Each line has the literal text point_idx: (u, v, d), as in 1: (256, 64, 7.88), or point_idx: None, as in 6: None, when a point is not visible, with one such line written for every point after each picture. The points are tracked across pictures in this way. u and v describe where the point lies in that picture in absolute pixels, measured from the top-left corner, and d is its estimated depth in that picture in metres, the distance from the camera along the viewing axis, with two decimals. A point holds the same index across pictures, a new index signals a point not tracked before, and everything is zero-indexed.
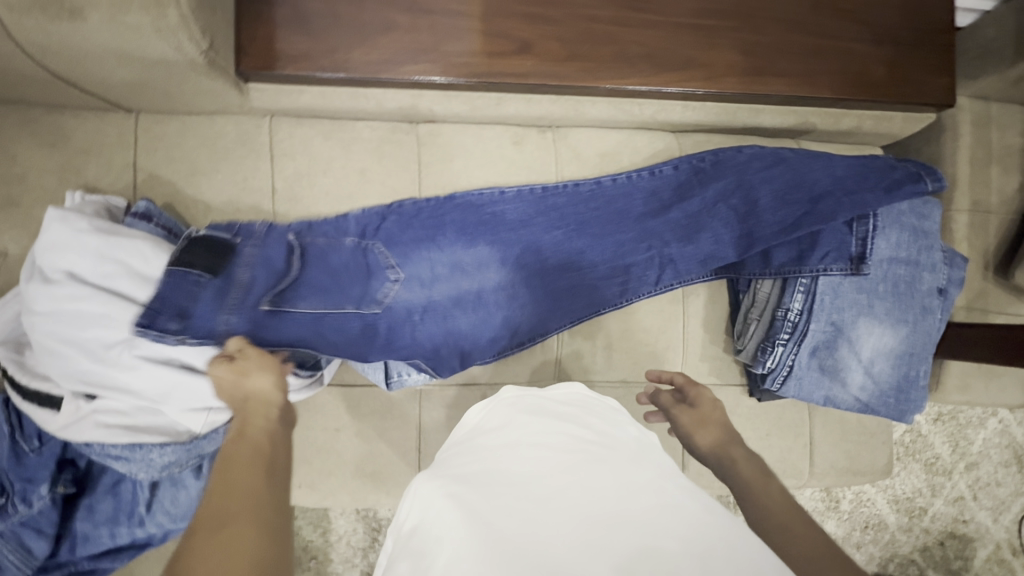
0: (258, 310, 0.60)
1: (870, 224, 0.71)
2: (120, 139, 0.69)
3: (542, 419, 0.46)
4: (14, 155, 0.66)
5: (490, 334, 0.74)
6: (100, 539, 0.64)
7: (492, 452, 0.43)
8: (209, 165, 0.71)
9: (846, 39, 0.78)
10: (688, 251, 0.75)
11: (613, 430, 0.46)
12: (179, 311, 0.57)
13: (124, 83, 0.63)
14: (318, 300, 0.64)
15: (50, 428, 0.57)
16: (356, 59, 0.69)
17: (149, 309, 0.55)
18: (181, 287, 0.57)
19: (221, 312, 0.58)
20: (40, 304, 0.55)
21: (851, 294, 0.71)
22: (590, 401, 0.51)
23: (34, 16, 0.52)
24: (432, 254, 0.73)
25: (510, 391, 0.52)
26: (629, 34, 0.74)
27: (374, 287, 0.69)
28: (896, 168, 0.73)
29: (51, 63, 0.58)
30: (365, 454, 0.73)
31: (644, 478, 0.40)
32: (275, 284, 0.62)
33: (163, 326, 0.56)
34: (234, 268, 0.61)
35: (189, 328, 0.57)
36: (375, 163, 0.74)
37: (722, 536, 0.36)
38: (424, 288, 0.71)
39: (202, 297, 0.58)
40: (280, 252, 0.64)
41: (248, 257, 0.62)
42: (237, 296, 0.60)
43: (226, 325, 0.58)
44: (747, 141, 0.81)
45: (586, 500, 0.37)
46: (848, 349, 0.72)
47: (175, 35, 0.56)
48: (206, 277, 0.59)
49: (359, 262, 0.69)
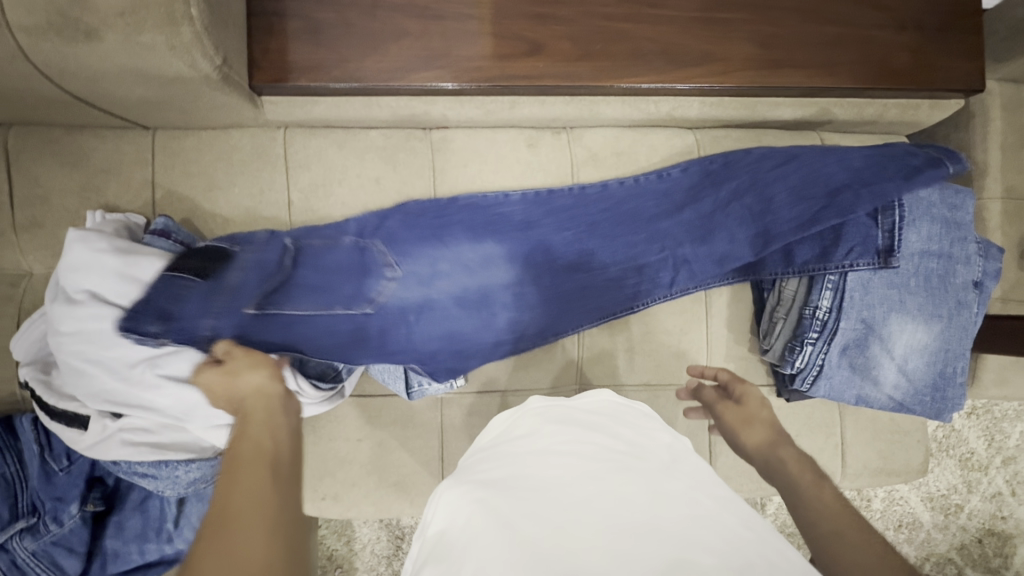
0: (245, 313, 0.58)
1: (896, 215, 0.68)
2: (138, 157, 0.70)
3: (571, 427, 0.45)
4: (36, 177, 0.67)
5: (493, 337, 0.72)
6: (129, 556, 0.64)
7: (518, 459, 0.42)
8: (226, 179, 0.71)
9: (867, 26, 0.76)
10: (701, 252, 0.75)
11: (644, 440, 0.45)
12: (161, 313, 0.56)
13: (141, 101, 0.63)
14: (304, 302, 0.62)
15: (78, 447, 0.58)
16: (368, 67, 0.69)
17: (131, 313, 0.56)
18: (167, 291, 0.57)
19: (206, 314, 0.57)
20: (65, 324, 0.55)
21: (881, 289, 0.69)
22: (620, 409, 0.50)
23: (51, 39, 0.53)
24: (433, 252, 0.71)
25: (535, 401, 0.51)
26: (642, 31, 0.73)
27: (369, 286, 0.66)
28: (916, 154, 0.71)
29: (68, 85, 0.59)
30: (387, 464, 0.73)
31: (676, 490, 0.39)
32: (263, 286, 0.61)
33: (143, 329, 0.56)
34: (227, 272, 0.60)
35: (172, 330, 0.56)
36: (389, 170, 0.73)
37: (756, 551, 0.35)
38: (422, 285, 0.70)
39: (187, 299, 0.57)
40: (274, 255, 0.64)
41: (243, 260, 0.62)
42: (223, 301, 0.58)
43: (209, 329, 0.57)
44: (767, 135, 0.78)
45: (616, 508, 0.36)
46: (879, 346, 0.69)
47: (189, 51, 0.56)
48: (196, 280, 0.58)
49: (356, 261, 0.67)
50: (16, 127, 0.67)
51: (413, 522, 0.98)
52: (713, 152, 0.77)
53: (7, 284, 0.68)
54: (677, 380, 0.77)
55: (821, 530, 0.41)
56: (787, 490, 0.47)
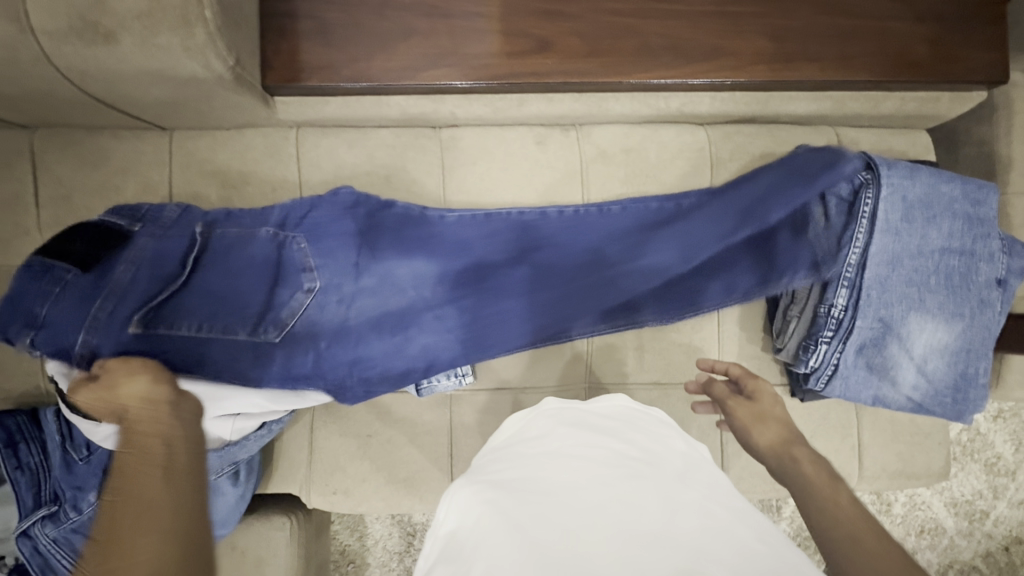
0: (126, 332, 0.57)
1: (871, 205, 0.66)
2: (155, 157, 0.72)
3: (583, 431, 0.45)
4: (60, 178, 0.70)
5: (404, 364, 0.69)
6: None
7: (530, 460, 0.43)
8: (239, 178, 0.73)
9: (884, 17, 0.74)
10: (641, 278, 0.73)
11: (658, 447, 0.44)
12: (31, 318, 0.56)
13: (158, 103, 0.65)
14: (203, 319, 0.61)
15: (94, 438, 0.59)
16: (378, 67, 0.70)
17: (7, 317, 0.56)
18: (36, 288, 0.57)
19: (80, 323, 0.56)
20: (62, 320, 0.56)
21: (900, 287, 0.66)
22: (636, 415, 0.49)
23: (73, 43, 0.54)
24: (360, 262, 0.69)
25: (550, 403, 0.51)
26: (652, 26, 0.72)
27: (283, 302, 0.66)
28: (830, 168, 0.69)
29: (89, 87, 0.61)
30: (397, 460, 0.74)
31: (688, 499, 0.38)
32: (155, 290, 0.60)
33: (19, 336, 0.56)
34: (113, 266, 0.59)
35: (45, 337, 0.56)
36: (398, 168, 0.74)
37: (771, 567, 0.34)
38: (342, 305, 0.68)
39: (58, 300, 0.57)
40: (179, 246, 0.63)
41: (139, 251, 0.61)
42: (104, 306, 0.57)
43: (82, 342, 0.56)
44: (781, 130, 0.77)
45: (627, 516, 0.36)
46: (898, 346, 0.67)
47: (203, 53, 0.57)
48: (74, 271, 0.58)
49: (274, 261, 0.67)
50: (44, 130, 0.71)
51: (424, 519, 0.99)
52: (724, 148, 0.76)
53: None
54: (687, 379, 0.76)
55: (838, 545, 0.40)
56: (802, 495, 0.45)
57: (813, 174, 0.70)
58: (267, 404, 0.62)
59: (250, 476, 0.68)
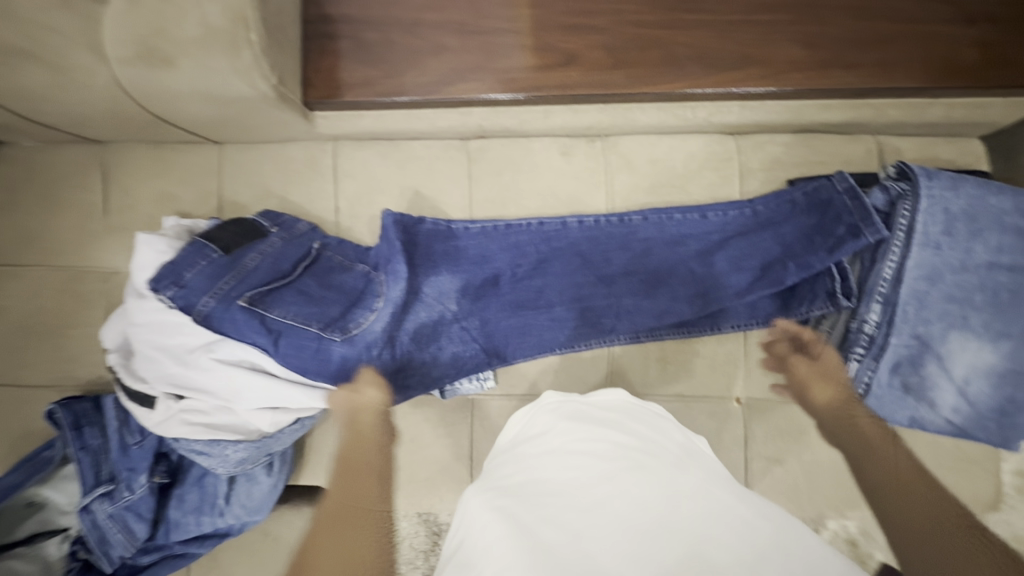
0: (235, 304, 0.61)
1: (908, 220, 0.63)
2: (209, 168, 0.79)
3: (584, 425, 0.47)
4: (129, 188, 0.79)
5: (439, 371, 0.71)
6: (188, 526, 0.70)
7: (535, 461, 0.45)
8: (283, 189, 0.78)
9: (929, 22, 0.71)
10: (645, 305, 0.74)
11: (658, 436, 0.47)
12: (175, 278, 0.61)
13: (211, 119, 0.71)
14: (294, 309, 0.64)
15: (148, 424, 0.66)
16: (410, 83, 0.73)
17: (157, 275, 0.61)
18: (192, 256, 0.63)
19: (208, 290, 0.61)
20: (139, 316, 0.65)
21: (939, 304, 0.63)
22: (633, 408, 0.51)
23: (138, 67, 0.61)
24: (426, 288, 0.71)
25: (551, 397, 0.54)
26: (677, 37, 0.72)
27: (352, 314, 0.67)
28: (867, 194, 0.66)
29: (152, 107, 0.67)
30: (422, 459, 0.77)
31: (688, 486, 0.40)
32: (269, 280, 0.65)
33: (162, 290, 0.61)
34: (247, 253, 0.66)
35: (179, 297, 0.61)
36: (428, 179, 0.78)
37: (771, 537, 0.36)
38: (399, 318, 0.68)
39: (201, 271, 0.62)
40: (295, 254, 0.69)
41: (269, 247, 0.68)
42: (228, 283, 0.62)
43: (203, 307, 0.61)
44: (815, 140, 0.75)
45: (629, 506, 0.38)
46: (936, 365, 0.64)
47: (249, 73, 0.62)
48: (220, 253, 0.64)
49: (359, 288, 0.69)
50: (114, 144, 0.79)
51: None
52: (754, 158, 0.75)
53: (99, 279, 0.79)
54: (710, 391, 0.76)
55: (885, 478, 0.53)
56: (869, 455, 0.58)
57: (834, 201, 0.68)
58: (304, 401, 0.65)
59: (283, 467, 0.72)
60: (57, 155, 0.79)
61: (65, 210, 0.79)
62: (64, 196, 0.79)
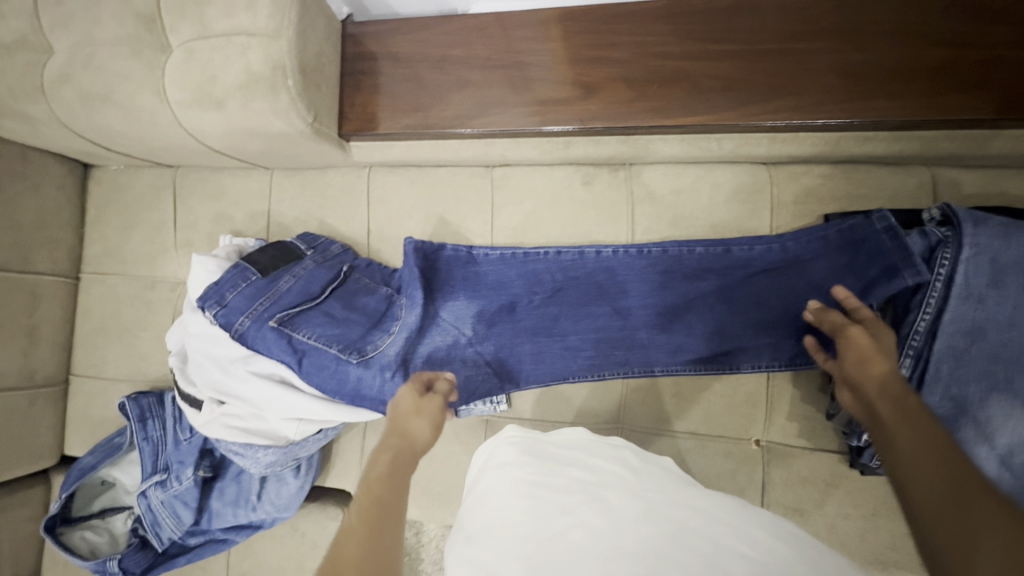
0: (268, 325, 0.68)
1: (947, 270, 0.58)
2: (259, 192, 0.87)
3: (544, 463, 0.49)
4: (193, 208, 0.88)
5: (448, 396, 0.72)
6: (226, 516, 0.78)
7: (500, 499, 0.46)
8: (322, 212, 0.85)
9: (994, 46, 0.64)
10: (660, 339, 0.72)
11: (609, 464, 0.48)
12: (219, 298, 0.69)
13: (259, 151, 0.78)
14: (319, 330, 0.70)
15: (196, 423, 0.75)
16: (434, 115, 0.77)
17: (204, 295, 0.68)
18: (234, 278, 0.70)
19: (245, 311, 0.68)
20: (193, 327, 0.74)
21: (979, 363, 0.57)
22: (592, 442, 0.54)
23: (192, 108, 0.69)
24: (444, 313, 0.75)
25: (516, 433, 0.56)
26: (703, 68, 0.70)
27: (371, 336, 0.72)
28: (910, 235, 0.61)
29: (207, 141, 0.75)
30: (439, 473, 0.81)
31: (636, 508, 0.40)
32: (298, 303, 0.71)
33: (207, 309, 0.68)
34: (283, 276, 0.73)
35: (221, 315, 0.68)
36: (452, 206, 0.81)
37: (714, 538, 0.36)
38: (414, 341, 0.72)
39: (242, 291, 0.70)
40: (324, 276, 0.74)
41: (301, 270, 0.74)
42: (263, 305, 0.69)
43: (240, 326, 0.68)
44: (855, 174, 0.70)
45: (583, 533, 0.38)
46: (974, 431, 0.57)
47: (287, 113, 0.68)
48: (257, 276, 0.71)
49: (380, 310, 0.74)
50: (183, 169, 0.89)
51: None
52: (786, 190, 0.72)
53: (168, 288, 0.90)
54: (727, 432, 0.73)
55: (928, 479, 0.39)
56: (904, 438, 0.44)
57: (869, 239, 0.63)
58: (323, 413, 0.70)
59: (310, 471, 0.78)
60: (136, 178, 0.90)
61: (140, 227, 0.90)
62: (139, 214, 0.90)
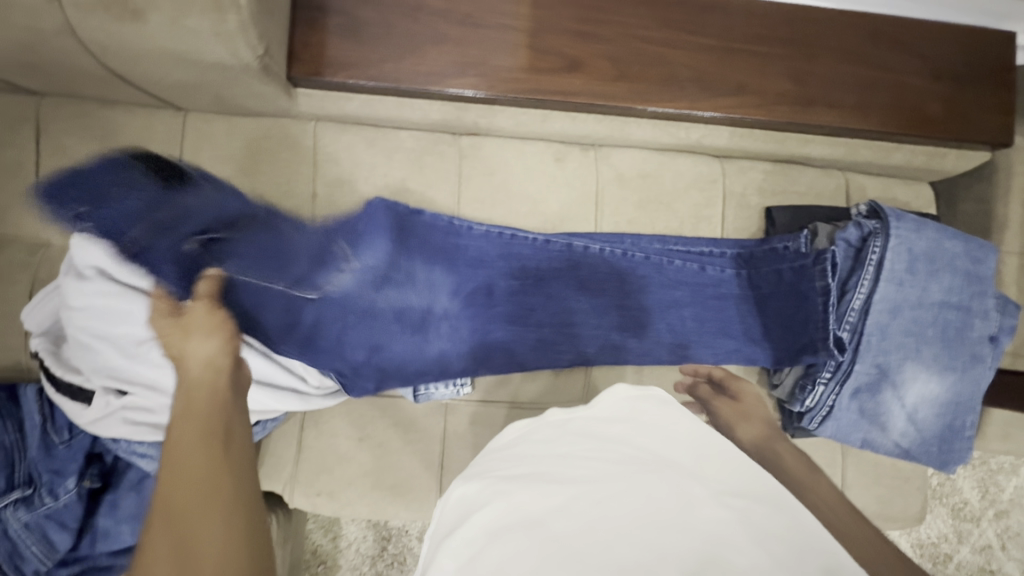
0: (169, 242, 0.51)
1: (877, 255, 0.67)
2: (166, 136, 0.70)
3: (590, 440, 0.43)
4: (67, 147, 0.69)
5: (418, 364, 0.69)
6: (121, 535, 0.62)
7: (541, 460, 0.42)
8: (253, 165, 0.72)
9: (901, 72, 0.76)
10: (633, 322, 0.74)
11: (666, 439, 0.42)
12: (89, 192, 0.51)
13: (180, 82, 0.63)
14: (250, 266, 0.56)
15: (79, 421, 0.59)
16: (404, 70, 0.69)
17: (60, 183, 0.52)
18: (110, 176, 0.53)
19: (132, 218, 0.51)
20: (74, 299, 0.55)
21: (898, 336, 0.68)
22: (641, 404, 0.47)
23: (98, 14, 0.52)
24: (412, 269, 0.70)
25: (555, 414, 0.49)
26: (680, 57, 0.73)
27: (314, 272, 0.62)
28: (866, 232, 0.69)
29: (108, 61, 0.59)
30: (386, 466, 0.74)
31: (698, 488, 0.36)
32: (207, 226, 0.54)
33: (69, 206, 0.51)
34: (180, 191, 0.55)
35: (93, 216, 0.50)
36: (415, 172, 0.74)
37: (783, 535, 0.34)
38: (371, 292, 0.66)
39: (129, 194, 0.51)
40: (231, 197, 0.60)
41: (204, 193, 0.57)
42: (161, 217, 0.52)
43: (129, 236, 0.51)
44: (792, 171, 0.79)
45: (635, 504, 0.36)
46: (891, 393, 0.68)
47: (233, 39, 0.55)
48: (144, 181, 0.53)
49: (316, 243, 0.63)
50: (53, 97, 0.69)
51: (400, 524, 0.98)
52: (737, 182, 0.78)
53: (25, 249, 0.69)
54: None
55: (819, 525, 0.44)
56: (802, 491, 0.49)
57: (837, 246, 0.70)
58: (272, 404, 0.62)
59: None
60: None
61: None
62: None
